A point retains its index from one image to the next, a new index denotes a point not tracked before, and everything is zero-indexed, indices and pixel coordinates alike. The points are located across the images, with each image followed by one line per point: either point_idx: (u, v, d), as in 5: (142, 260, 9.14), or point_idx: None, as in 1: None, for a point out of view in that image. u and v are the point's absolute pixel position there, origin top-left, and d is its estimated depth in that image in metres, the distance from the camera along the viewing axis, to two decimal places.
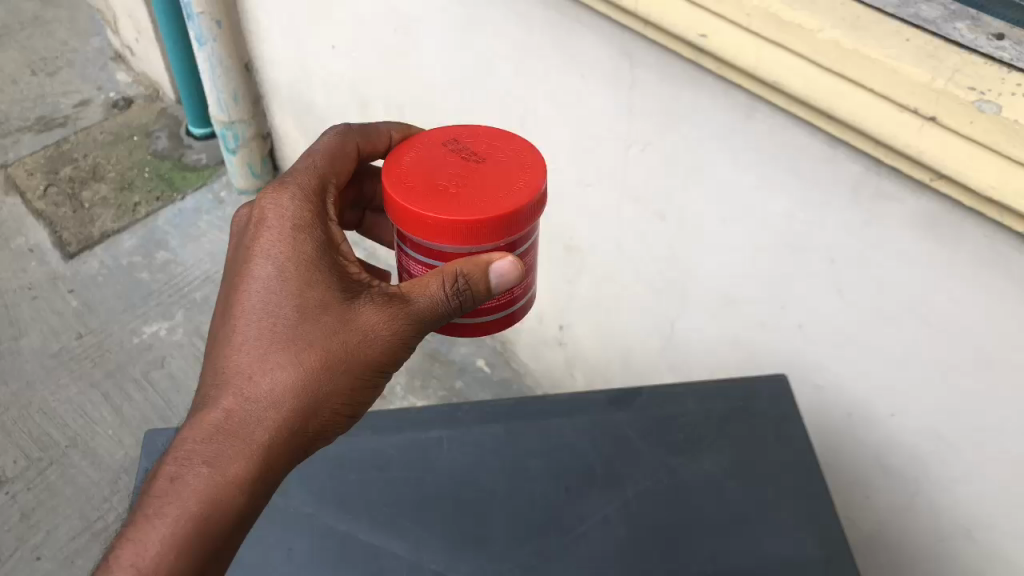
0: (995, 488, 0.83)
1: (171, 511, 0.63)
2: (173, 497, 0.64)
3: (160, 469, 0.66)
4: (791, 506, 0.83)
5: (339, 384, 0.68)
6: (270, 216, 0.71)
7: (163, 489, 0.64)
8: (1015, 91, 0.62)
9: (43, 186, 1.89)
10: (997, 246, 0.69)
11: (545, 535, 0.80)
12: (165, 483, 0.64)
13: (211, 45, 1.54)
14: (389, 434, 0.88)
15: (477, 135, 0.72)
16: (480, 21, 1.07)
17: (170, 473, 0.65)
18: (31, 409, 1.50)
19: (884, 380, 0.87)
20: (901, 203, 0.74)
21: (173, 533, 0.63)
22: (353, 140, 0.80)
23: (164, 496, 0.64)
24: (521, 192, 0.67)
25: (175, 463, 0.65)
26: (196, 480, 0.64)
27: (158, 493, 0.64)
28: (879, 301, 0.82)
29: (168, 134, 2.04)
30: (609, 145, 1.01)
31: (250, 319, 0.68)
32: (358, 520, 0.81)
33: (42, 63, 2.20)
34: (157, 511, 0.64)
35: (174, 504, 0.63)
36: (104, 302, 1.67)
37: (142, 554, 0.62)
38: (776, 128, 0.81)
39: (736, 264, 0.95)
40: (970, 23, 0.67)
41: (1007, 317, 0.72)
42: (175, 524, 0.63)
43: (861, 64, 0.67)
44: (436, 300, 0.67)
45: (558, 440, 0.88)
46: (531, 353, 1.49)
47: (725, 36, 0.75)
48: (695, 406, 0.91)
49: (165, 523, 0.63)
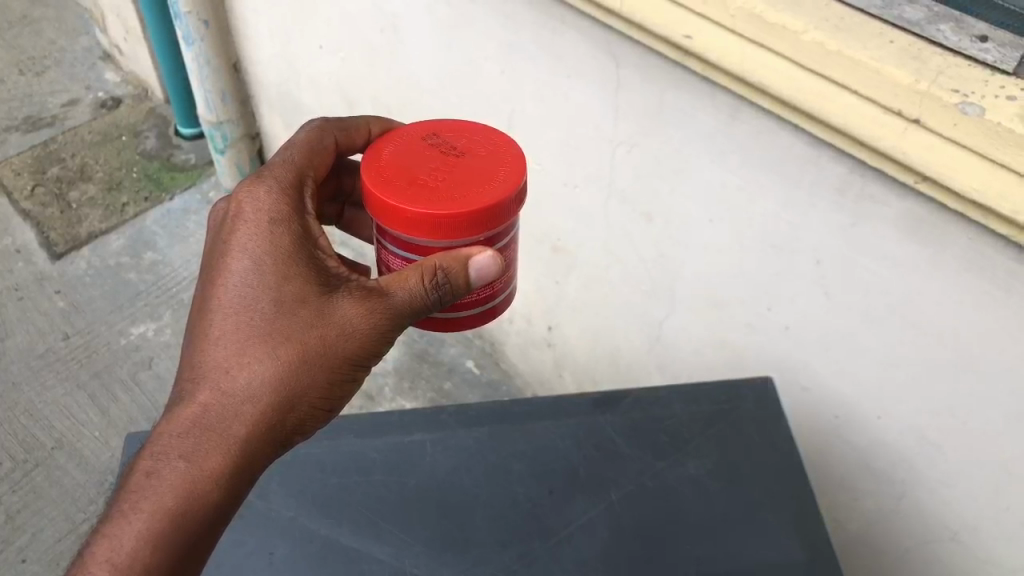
0: (982, 490, 0.83)
1: (148, 505, 0.63)
2: (150, 491, 0.63)
3: (136, 464, 0.65)
4: (776, 509, 0.83)
5: (317, 378, 0.67)
6: (246, 210, 0.70)
7: (139, 483, 0.64)
8: (998, 93, 0.62)
9: (31, 186, 1.88)
10: (982, 248, 0.69)
11: (529, 538, 0.80)
12: (141, 478, 0.64)
13: (199, 44, 1.52)
14: (372, 438, 0.88)
15: (456, 129, 0.72)
16: (467, 20, 1.06)
17: (146, 468, 0.64)
18: (17, 411, 1.49)
19: (870, 380, 0.87)
20: (886, 204, 0.74)
21: (149, 528, 0.62)
22: (332, 134, 0.79)
23: (141, 490, 0.63)
24: (501, 186, 0.66)
25: (152, 457, 0.65)
26: (174, 474, 0.64)
27: (135, 488, 0.64)
28: (864, 304, 0.82)
29: (157, 134, 2.03)
30: (595, 145, 1.01)
31: (226, 314, 0.67)
32: (340, 524, 0.81)
33: (30, 62, 2.19)
34: (133, 506, 0.63)
35: (151, 499, 0.63)
36: (92, 302, 1.66)
37: (117, 550, 0.62)
38: (761, 129, 0.80)
39: (723, 264, 0.95)
40: (954, 25, 0.66)
41: (992, 320, 0.72)
42: (152, 518, 0.62)
43: (846, 66, 0.67)
44: (415, 294, 0.66)
45: (543, 442, 0.88)
46: (519, 353, 1.48)
47: (710, 37, 0.75)
48: (680, 409, 0.91)
49: (141, 518, 0.62)
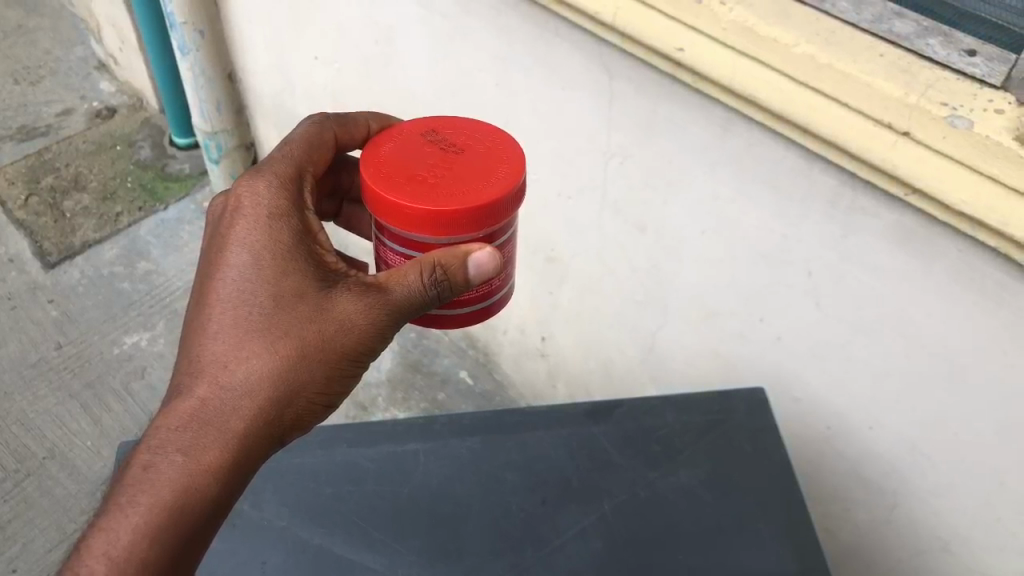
0: (973, 501, 0.83)
1: (145, 499, 0.62)
2: (147, 485, 0.63)
3: (133, 458, 0.65)
4: (769, 520, 0.83)
5: (315, 373, 0.67)
6: (245, 204, 0.70)
7: (136, 477, 0.64)
8: (986, 107, 0.63)
9: (24, 196, 1.88)
10: (972, 259, 0.70)
11: (522, 550, 0.80)
12: (139, 472, 0.64)
13: (194, 54, 1.53)
14: (365, 447, 0.88)
15: (456, 126, 0.72)
16: (462, 32, 1.07)
17: (144, 462, 0.64)
18: (9, 420, 1.48)
19: (862, 390, 0.87)
20: (876, 216, 0.75)
21: (146, 521, 0.62)
22: (331, 129, 0.79)
23: (138, 484, 0.63)
24: (499, 183, 0.67)
25: (149, 451, 0.65)
26: (171, 467, 0.64)
27: (132, 481, 0.63)
28: (855, 314, 0.83)
29: (151, 144, 2.03)
30: (587, 156, 1.01)
31: (225, 308, 0.67)
32: (333, 533, 0.80)
33: (25, 71, 2.19)
34: (130, 499, 0.63)
35: (148, 492, 0.63)
36: (85, 312, 1.65)
37: (115, 543, 0.61)
38: (753, 141, 0.81)
39: (715, 276, 0.96)
40: (942, 40, 0.66)
41: (981, 331, 0.73)
42: (149, 512, 0.62)
43: (836, 79, 0.68)
44: (413, 290, 0.66)
45: (535, 452, 0.88)
46: (512, 363, 1.49)
47: (701, 50, 0.76)
48: (672, 419, 0.91)
49: (138, 512, 0.62)
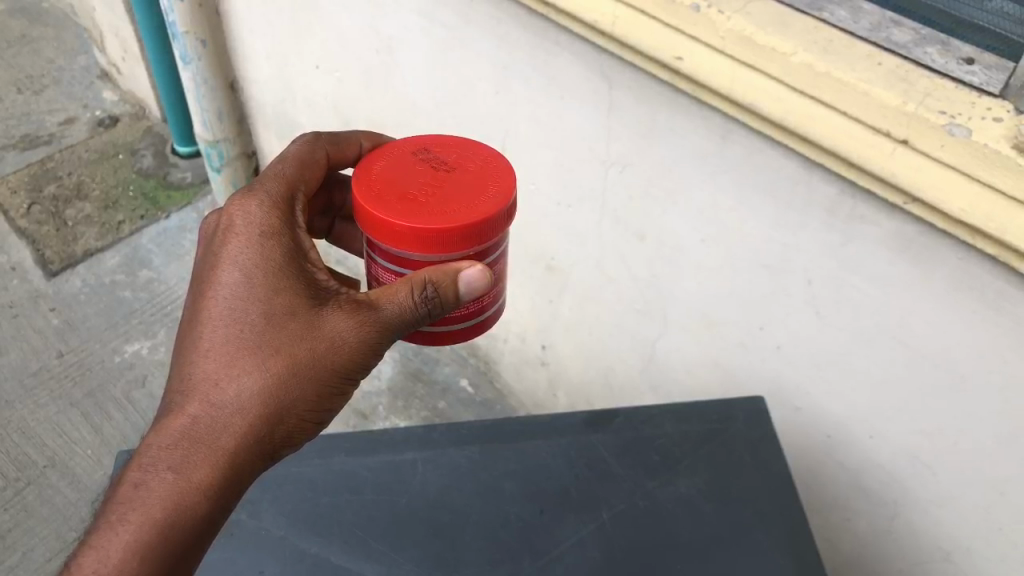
0: (974, 511, 0.83)
1: (136, 517, 0.62)
2: (139, 502, 0.63)
3: (124, 475, 0.65)
4: (770, 530, 0.83)
5: (306, 390, 0.67)
6: (237, 222, 0.70)
7: (127, 494, 0.63)
8: (985, 115, 0.62)
9: (26, 204, 1.88)
10: (972, 269, 0.70)
11: (520, 560, 0.79)
12: (129, 489, 0.63)
13: (196, 63, 1.52)
14: (363, 456, 0.87)
15: (447, 145, 0.73)
16: (462, 42, 1.07)
17: (134, 480, 0.64)
18: (9, 429, 1.48)
19: (862, 399, 0.87)
20: (876, 225, 0.75)
21: (136, 539, 0.62)
22: (323, 148, 0.80)
23: (128, 502, 0.63)
24: (492, 200, 0.67)
25: (140, 468, 0.64)
26: (162, 485, 0.63)
27: (123, 499, 0.63)
28: (855, 324, 0.82)
29: (154, 152, 2.04)
30: (587, 165, 1.01)
31: (217, 326, 0.67)
32: (330, 542, 0.80)
33: (29, 80, 2.20)
34: (121, 517, 0.62)
35: (139, 510, 0.62)
36: (87, 320, 1.65)
37: (105, 561, 0.61)
38: (752, 150, 0.81)
39: (714, 285, 0.95)
40: (940, 48, 0.67)
41: (982, 340, 0.73)
42: (139, 529, 0.62)
43: (834, 88, 0.68)
44: (403, 308, 0.66)
45: (535, 461, 0.88)
46: (513, 372, 1.48)
47: (699, 59, 0.75)
48: (672, 428, 0.91)
49: (128, 530, 0.62)
